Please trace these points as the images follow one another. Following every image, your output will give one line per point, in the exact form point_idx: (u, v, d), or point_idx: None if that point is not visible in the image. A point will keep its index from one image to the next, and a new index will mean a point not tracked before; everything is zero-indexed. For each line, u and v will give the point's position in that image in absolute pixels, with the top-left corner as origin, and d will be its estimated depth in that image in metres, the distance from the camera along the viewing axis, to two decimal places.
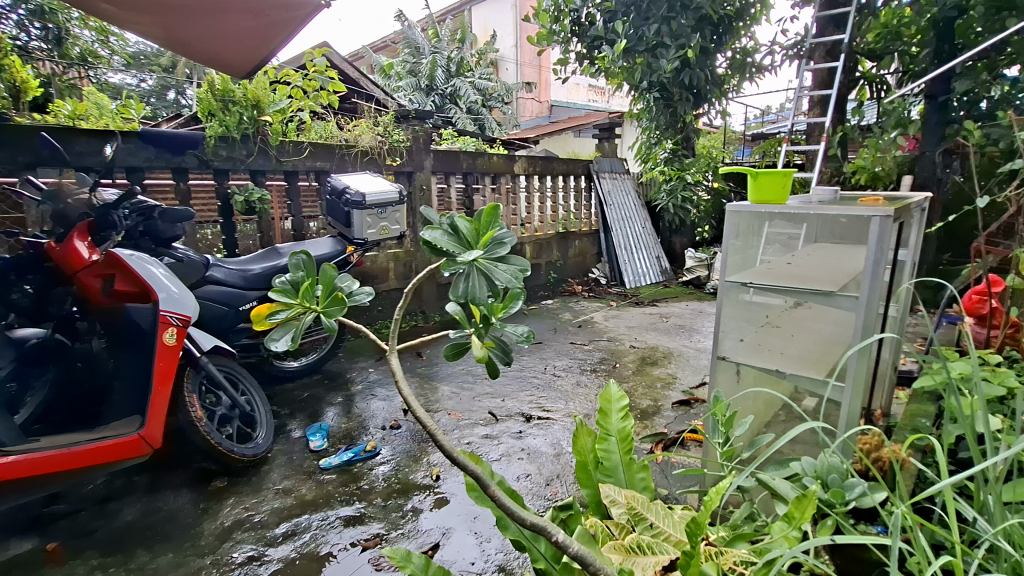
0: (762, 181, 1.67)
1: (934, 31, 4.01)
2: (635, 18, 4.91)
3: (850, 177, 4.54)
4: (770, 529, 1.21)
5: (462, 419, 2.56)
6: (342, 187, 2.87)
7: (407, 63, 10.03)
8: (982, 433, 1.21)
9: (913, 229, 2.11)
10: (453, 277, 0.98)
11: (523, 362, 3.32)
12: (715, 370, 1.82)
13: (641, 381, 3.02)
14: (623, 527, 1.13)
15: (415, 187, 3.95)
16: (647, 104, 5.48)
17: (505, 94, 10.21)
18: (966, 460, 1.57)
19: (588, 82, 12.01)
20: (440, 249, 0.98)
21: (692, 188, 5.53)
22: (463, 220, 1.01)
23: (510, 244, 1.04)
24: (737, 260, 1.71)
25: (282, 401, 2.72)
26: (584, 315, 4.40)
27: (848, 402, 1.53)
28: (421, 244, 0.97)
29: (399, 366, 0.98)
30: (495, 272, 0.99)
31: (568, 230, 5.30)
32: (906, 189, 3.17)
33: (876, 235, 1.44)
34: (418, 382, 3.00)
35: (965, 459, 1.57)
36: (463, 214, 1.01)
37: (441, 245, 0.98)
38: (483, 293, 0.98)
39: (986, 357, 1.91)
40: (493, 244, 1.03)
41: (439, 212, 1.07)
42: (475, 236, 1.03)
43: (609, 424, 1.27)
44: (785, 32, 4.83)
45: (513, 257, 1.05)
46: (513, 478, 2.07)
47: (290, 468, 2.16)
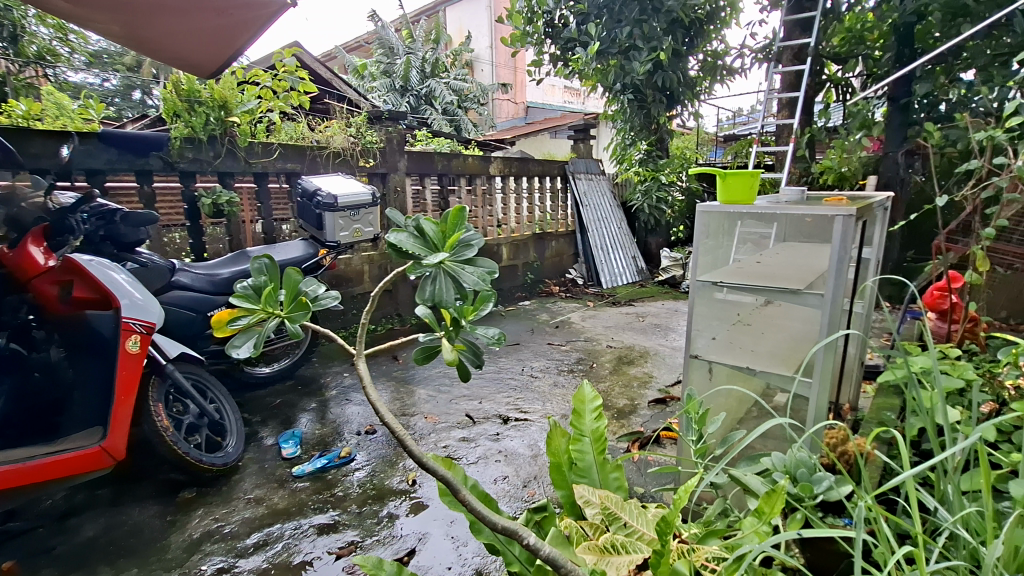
0: (731, 182, 1.68)
1: (895, 36, 4.16)
2: (607, 20, 4.95)
3: (818, 177, 4.65)
4: (741, 524, 1.23)
5: (438, 423, 2.54)
6: (313, 189, 2.83)
7: (381, 64, 9.95)
8: (942, 426, 1.25)
9: (876, 228, 2.17)
10: (419, 280, 0.97)
11: (500, 363, 3.31)
12: (688, 369, 1.84)
13: (617, 380, 3.05)
14: (596, 528, 1.14)
15: (390, 189, 3.92)
16: (621, 106, 5.53)
17: (481, 95, 10.20)
18: (927, 451, 1.62)
19: (564, 83, 12.08)
20: (407, 252, 0.97)
21: (666, 188, 5.60)
22: (429, 222, 1.00)
23: (477, 247, 1.05)
24: (707, 260, 1.73)
25: (253, 409, 2.66)
26: (561, 315, 4.42)
27: (816, 397, 1.56)
28: (386, 247, 0.95)
29: (367, 371, 0.96)
30: (462, 275, 0.99)
31: (544, 231, 5.32)
32: (870, 188, 3.27)
33: (840, 234, 1.47)
34: (394, 386, 2.97)
35: (927, 450, 1.62)
36: (428, 216, 1.01)
37: (407, 248, 0.97)
38: (451, 296, 0.97)
39: (945, 351, 1.98)
40: (459, 247, 1.02)
41: (405, 215, 1.07)
42: (441, 239, 1.02)
43: (582, 424, 1.27)
44: (754, 36, 4.93)
45: (480, 259, 1.05)
46: (490, 480, 2.06)
47: (262, 476, 2.11)
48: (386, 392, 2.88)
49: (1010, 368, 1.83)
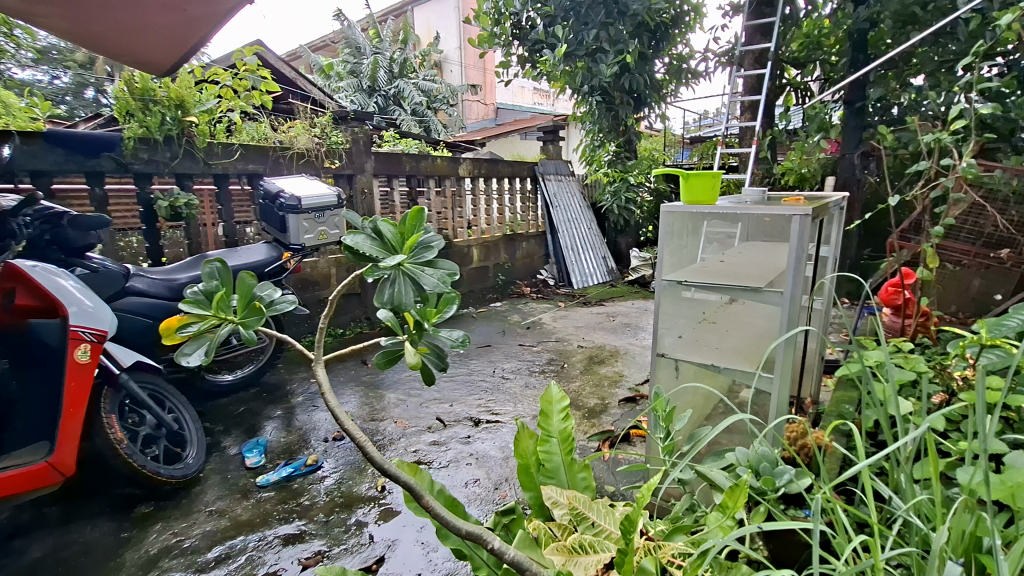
0: (693, 183, 1.71)
1: (850, 43, 4.33)
2: (574, 23, 4.97)
3: (779, 179, 4.79)
4: (707, 520, 1.25)
5: (409, 427, 2.50)
6: (276, 191, 2.77)
7: (347, 63, 9.80)
8: (894, 417, 1.29)
9: (832, 227, 2.25)
10: (378, 282, 0.96)
11: (471, 365, 3.29)
12: (656, 367, 1.86)
13: (588, 380, 3.07)
14: (565, 528, 1.14)
15: (356, 190, 3.86)
16: (589, 108, 5.59)
17: (450, 96, 10.15)
18: (883, 442, 1.68)
19: (533, 85, 12.13)
20: (364, 254, 0.96)
21: (635, 189, 5.68)
22: (387, 224, 1.00)
23: (438, 248, 1.05)
24: (673, 260, 1.75)
25: (215, 417, 2.58)
26: (532, 316, 4.42)
27: (777, 392, 1.60)
28: (344, 250, 0.95)
29: (325, 377, 0.94)
30: (422, 277, 0.99)
31: (515, 232, 5.32)
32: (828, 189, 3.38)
33: (797, 233, 1.51)
34: (363, 391, 2.92)
35: (882, 441, 1.68)
36: (386, 218, 1.00)
37: (363, 250, 0.96)
38: (411, 298, 0.97)
39: (898, 345, 2.06)
40: (419, 248, 1.02)
41: (362, 216, 1.06)
42: (399, 241, 1.01)
43: (550, 425, 1.28)
44: (717, 40, 5.04)
45: (441, 261, 1.05)
46: (461, 484, 2.04)
47: (225, 488, 2.04)
48: (355, 397, 2.83)
49: (958, 360, 1.91)
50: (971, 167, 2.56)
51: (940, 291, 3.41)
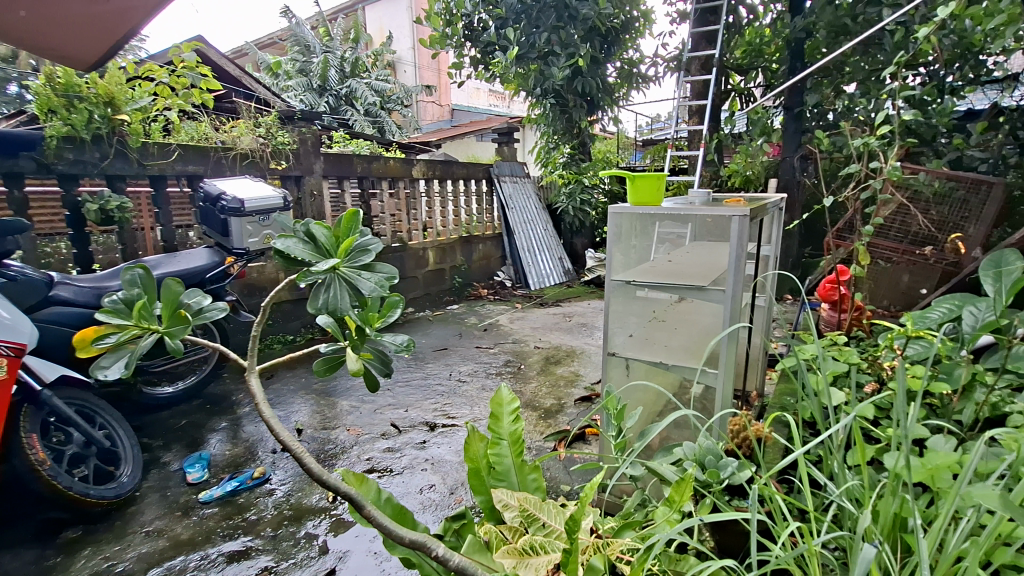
0: (639, 184, 1.75)
1: (789, 51, 4.59)
2: (525, 26, 5.00)
3: (726, 181, 4.97)
4: (655, 514, 1.27)
5: (362, 434, 2.45)
6: (217, 192, 2.65)
7: (296, 62, 9.54)
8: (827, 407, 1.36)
9: (772, 227, 2.35)
10: (310, 287, 0.96)
11: (427, 369, 3.26)
12: (607, 366, 1.89)
13: (544, 380, 3.09)
14: (516, 531, 1.13)
15: (304, 192, 3.75)
16: (544, 110, 5.64)
17: (404, 96, 10.03)
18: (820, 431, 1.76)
19: (488, 87, 12.14)
20: (295, 258, 0.96)
21: (589, 191, 5.76)
22: (320, 227, 0.99)
23: (376, 250, 1.05)
24: (621, 260, 1.78)
25: (154, 432, 2.44)
26: (489, 318, 4.42)
27: (721, 386, 1.66)
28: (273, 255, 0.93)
29: (259, 387, 0.92)
30: (359, 281, 1.00)
31: (471, 234, 5.30)
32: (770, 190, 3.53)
33: (736, 233, 1.57)
34: (314, 399, 2.84)
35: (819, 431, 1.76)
36: (320, 221, 1.00)
37: (295, 254, 0.96)
38: (347, 302, 0.98)
39: (834, 338, 2.17)
40: (357, 251, 1.03)
41: (297, 220, 1.05)
42: (334, 245, 1.01)
43: (500, 427, 1.27)
44: (665, 46, 5.19)
45: (379, 264, 1.07)
46: (415, 491, 2.01)
47: (164, 506, 1.93)
48: (305, 405, 2.75)
49: (887, 351, 2.03)
50: (896, 169, 2.73)
51: (873, 285, 3.62)
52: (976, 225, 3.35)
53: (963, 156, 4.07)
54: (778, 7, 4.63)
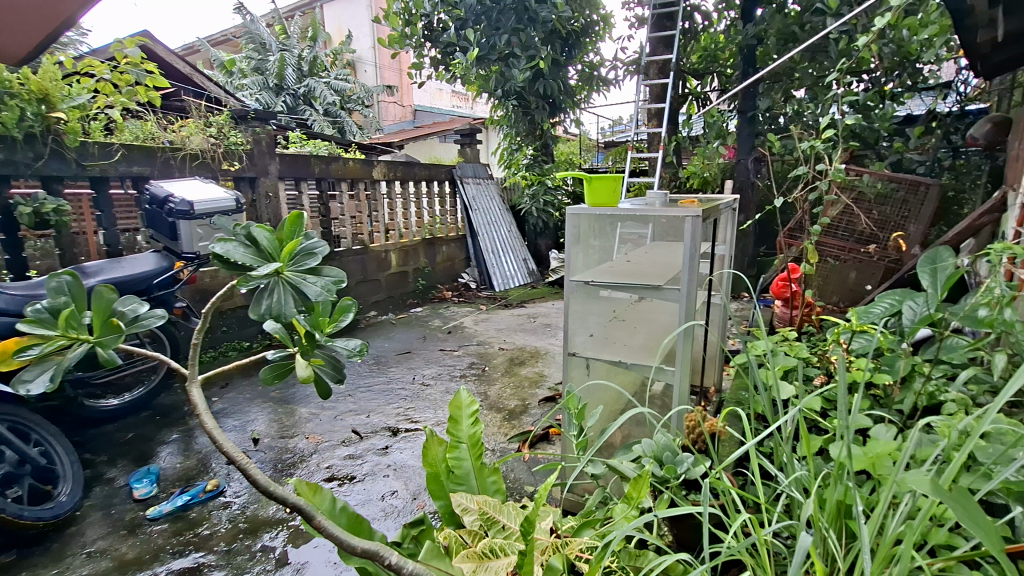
0: (596, 185, 1.77)
1: (741, 57, 4.72)
2: (485, 27, 5.00)
3: (684, 182, 5.09)
4: (614, 512, 1.29)
5: (322, 442, 2.39)
6: (164, 195, 2.54)
7: (251, 60, 9.28)
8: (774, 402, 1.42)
9: (726, 228, 2.41)
10: (252, 292, 0.94)
11: (390, 374, 3.21)
12: (568, 366, 1.90)
13: (509, 382, 3.09)
14: (475, 534, 1.12)
15: (259, 194, 3.65)
16: (506, 112, 5.65)
17: (365, 96, 9.88)
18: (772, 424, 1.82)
19: (451, 88, 12.08)
20: (235, 262, 0.93)
21: (552, 192, 5.80)
22: (262, 230, 0.98)
23: (321, 254, 1.06)
24: (579, 261, 1.80)
25: (98, 447, 2.32)
26: (453, 320, 4.39)
27: (679, 383, 1.69)
28: (212, 259, 0.91)
29: (201, 397, 0.91)
30: (305, 285, 1.00)
31: (434, 236, 5.26)
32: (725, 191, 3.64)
33: (690, 233, 1.60)
34: (272, 407, 2.75)
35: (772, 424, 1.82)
36: (261, 224, 0.98)
37: (235, 257, 0.93)
38: (292, 307, 0.97)
39: (785, 333, 2.25)
40: (301, 254, 1.04)
41: (234, 221, 1.02)
42: (277, 249, 1.00)
43: (459, 431, 1.26)
44: (624, 50, 5.29)
45: (325, 268, 1.07)
46: (377, 498, 1.97)
47: (108, 524, 1.84)
48: (262, 414, 2.66)
49: (834, 346, 2.12)
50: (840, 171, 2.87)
51: (823, 282, 3.77)
52: (915, 224, 3.56)
53: (903, 159, 4.30)
54: (732, 14, 4.79)
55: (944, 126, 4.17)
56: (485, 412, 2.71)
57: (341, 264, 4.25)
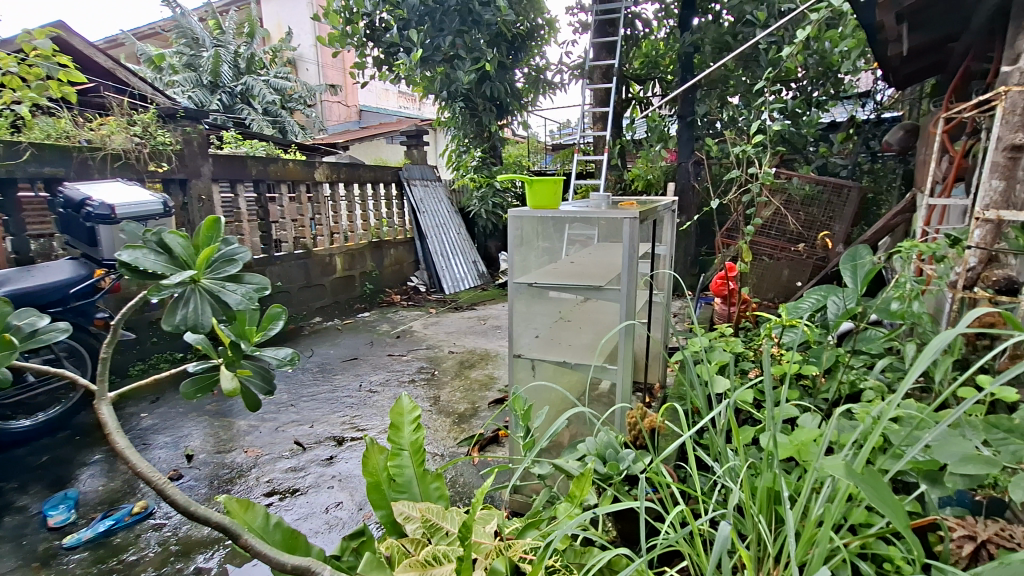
0: (537, 188, 1.78)
1: (680, 64, 4.90)
2: (429, 28, 4.96)
3: (629, 184, 5.22)
4: (556, 511, 1.31)
5: (262, 455, 2.29)
6: (81, 198, 2.37)
7: (183, 56, 8.82)
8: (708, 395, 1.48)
9: (665, 229, 2.48)
10: (167, 302, 0.91)
11: (335, 382, 3.11)
12: (514, 368, 1.91)
13: (459, 385, 3.07)
14: (418, 542, 1.10)
15: (191, 197, 3.46)
16: (453, 113, 5.62)
17: (307, 95, 9.58)
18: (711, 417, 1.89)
19: (398, 89, 11.90)
20: (144, 271, 0.90)
21: (501, 194, 5.82)
22: (175, 236, 0.95)
23: (243, 260, 1.04)
24: (522, 263, 1.81)
25: (8, 473, 2.13)
26: (402, 324, 4.32)
27: (621, 381, 1.73)
28: (119, 267, 0.87)
29: (111, 416, 0.88)
30: (225, 293, 0.97)
31: (381, 239, 5.16)
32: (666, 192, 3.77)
33: (628, 234, 1.64)
34: (208, 421, 2.61)
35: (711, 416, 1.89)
36: (174, 230, 0.95)
37: (144, 266, 0.90)
38: (210, 316, 0.93)
39: (723, 329, 2.34)
40: (221, 262, 1.01)
41: (144, 229, 0.98)
42: (193, 256, 0.97)
43: (400, 438, 1.24)
44: (569, 54, 5.39)
45: (247, 275, 1.04)
46: (321, 510, 1.91)
47: (18, 557, 1.69)
48: (197, 429, 2.52)
49: (766, 340, 2.23)
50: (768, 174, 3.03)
51: (759, 280, 3.96)
52: (839, 223, 3.80)
53: (828, 163, 4.58)
54: (671, 22, 4.96)
55: (863, 132, 4.47)
56: (434, 417, 2.68)
57: (282, 269, 4.10)
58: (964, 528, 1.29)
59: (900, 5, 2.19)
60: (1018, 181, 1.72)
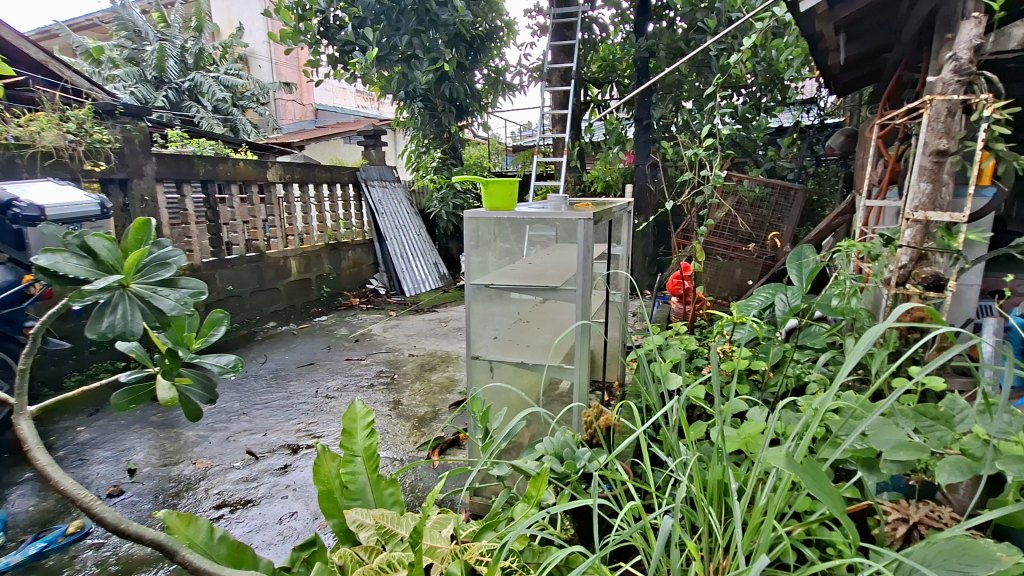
0: (492, 189, 1.78)
1: (635, 68, 5.01)
2: (385, 27, 4.90)
3: (588, 186, 5.30)
4: (513, 512, 1.31)
5: (211, 466, 2.20)
6: (6, 198, 2.20)
7: (124, 50, 8.40)
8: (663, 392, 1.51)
9: (621, 229, 2.52)
10: (94, 308, 0.87)
11: (290, 388, 3.02)
12: (472, 370, 1.91)
13: (419, 388, 3.03)
14: (372, 550, 1.08)
15: (132, 198, 3.29)
16: (411, 114, 5.56)
17: (260, 93, 9.29)
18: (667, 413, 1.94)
19: (356, 88, 11.68)
20: (66, 276, 0.86)
21: (461, 196, 5.79)
22: (101, 239, 0.91)
23: (176, 264, 1.02)
24: (479, 265, 1.81)
25: None
26: (361, 328, 4.24)
27: (578, 380, 1.75)
28: (36, 271, 0.83)
29: (32, 431, 0.84)
30: (157, 299, 0.95)
31: (339, 241, 5.05)
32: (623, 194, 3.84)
33: (583, 235, 1.67)
34: (152, 433, 2.49)
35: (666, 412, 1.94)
36: (99, 232, 0.91)
37: (66, 270, 0.86)
38: (140, 323, 0.91)
39: (677, 327, 2.41)
40: (153, 266, 0.99)
41: (65, 232, 0.94)
42: (121, 260, 0.94)
43: (353, 444, 1.22)
44: (527, 56, 5.43)
45: (182, 280, 1.03)
46: (274, 521, 1.85)
47: None
48: (141, 441, 2.40)
49: (718, 337, 2.31)
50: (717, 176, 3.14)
51: (713, 279, 4.09)
52: (786, 224, 3.96)
53: (776, 166, 4.77)
54: (627, 27, 5.07)
55: (808, 137, 4.69)
56: (394, 422, 2.64)
57: (233, 273, 3.96)
58: (898, 511, 1.38)
59: (837, 16, 2.31)
60: (943, 184, 1.84)
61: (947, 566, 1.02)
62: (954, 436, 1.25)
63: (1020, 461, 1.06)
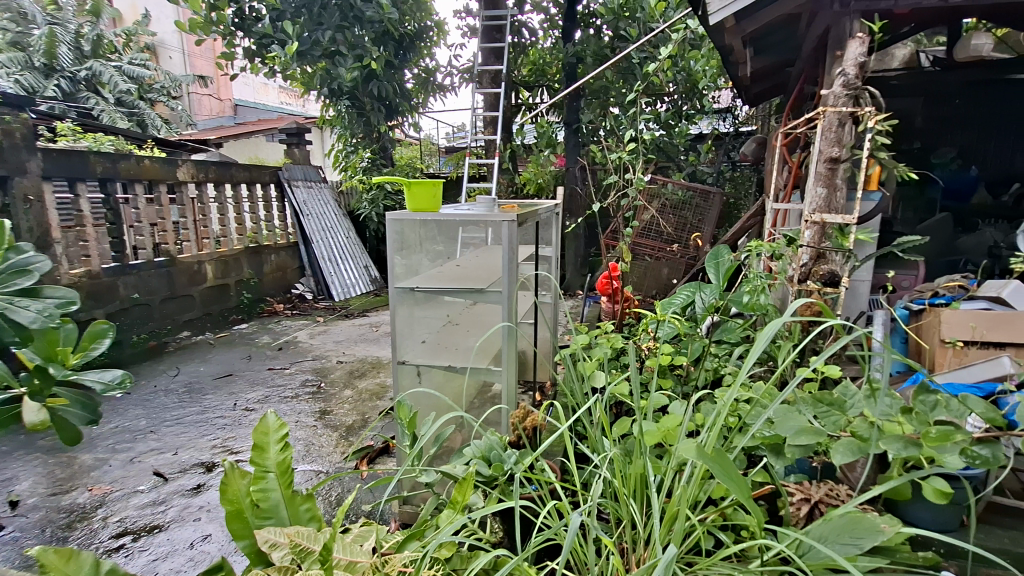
0: (415, 190, 1.75)
1: (564, 73, 5.12)
2: (306, 21, 4.72)
3: (520, 188, 5.34)
4: (437, 520, 1.28)
5: (111, 492, 2.01)
6: None
7: (6, 33, 7.54)
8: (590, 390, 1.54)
9: (549, 230, 2.55)
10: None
11: (205, 402, 2.82)
12: (399, 375, 1.86)
13: (347, 396, 2.93)
14: (286, 570, 1.02)
15: (13, 197, 2.94)
16: (338, 112, 5.38)
17: (171, 86, 8.65)
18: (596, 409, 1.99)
19: (279, 83, 11.16)
20: None
21: (392, 197, 5.66)
22: None
23: (35, 275, 1.18)
24: (403, 268, 1.77)
25: None
26: (285, 335, 4.03)
27: (506, 382, 1.76)
28: None
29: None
30: (19, 312, 1.08)
31: (260, 244, 4.79)
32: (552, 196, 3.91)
33: (507, 237, 1.67)
34: (41, 459, 2.24)
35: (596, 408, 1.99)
36: None
37: None
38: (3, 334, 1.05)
39: (604, 325, 2.48)
40: (13, 280, 1.14)
41: None
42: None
43: (265, 459, 1.15)
44: (458, 57, 5.41)
45: (47, 292, 1.19)
46: (185, 546, 1.72)
47: None
48: (26, 470, 2.15)
49: (644, 335, 2.39)
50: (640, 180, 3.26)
51: (641, 278, 4.24)
52: (706, 226, 4.18)
53: (698, 171, 5.00)
54: (555, 33, 5.17)
55: (725, 144, 4.97)
56: (319, 433, 2.52)
57: (139, 279, 3.66)
58: (802, 492, 1.49)
59: (744, 30, 2.46)
60: (837, 189, 2.01)
61: (840, 541, 1.10)
62: (847, 419, 1.36)
63: (900, 440, 1.16)
